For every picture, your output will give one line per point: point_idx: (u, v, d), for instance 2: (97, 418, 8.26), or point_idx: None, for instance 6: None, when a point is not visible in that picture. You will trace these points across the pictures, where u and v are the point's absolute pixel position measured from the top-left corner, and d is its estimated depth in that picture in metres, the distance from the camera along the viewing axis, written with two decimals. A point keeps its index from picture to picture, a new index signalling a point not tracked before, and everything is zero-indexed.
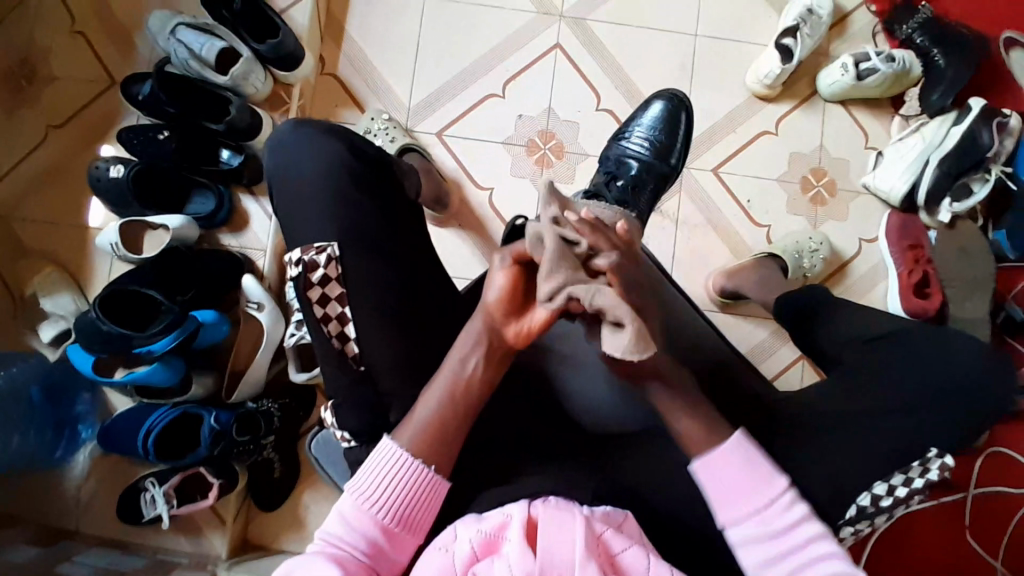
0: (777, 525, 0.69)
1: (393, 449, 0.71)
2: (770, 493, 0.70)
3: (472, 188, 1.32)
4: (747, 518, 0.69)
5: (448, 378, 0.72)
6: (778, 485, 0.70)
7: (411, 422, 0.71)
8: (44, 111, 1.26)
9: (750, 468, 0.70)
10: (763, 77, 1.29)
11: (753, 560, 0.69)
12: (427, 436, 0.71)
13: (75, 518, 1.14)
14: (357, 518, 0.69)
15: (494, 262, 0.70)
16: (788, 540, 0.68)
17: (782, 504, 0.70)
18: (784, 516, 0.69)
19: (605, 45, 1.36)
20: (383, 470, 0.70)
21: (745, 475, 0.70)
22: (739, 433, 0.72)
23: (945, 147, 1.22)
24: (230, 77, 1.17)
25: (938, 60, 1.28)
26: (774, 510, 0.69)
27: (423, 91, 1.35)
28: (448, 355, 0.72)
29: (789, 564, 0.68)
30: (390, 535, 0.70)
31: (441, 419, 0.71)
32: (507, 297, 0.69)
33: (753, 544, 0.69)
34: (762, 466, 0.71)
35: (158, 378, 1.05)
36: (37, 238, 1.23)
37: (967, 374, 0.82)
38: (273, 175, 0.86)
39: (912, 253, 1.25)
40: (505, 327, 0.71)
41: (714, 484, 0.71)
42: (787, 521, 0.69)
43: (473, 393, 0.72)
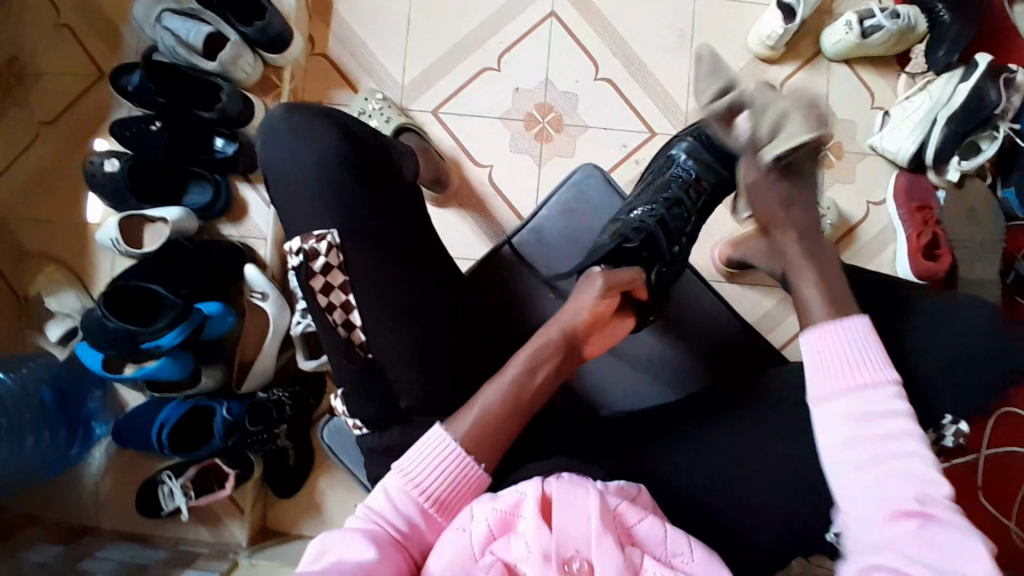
0: (877, 408, 0.61)
1: (445, 438, 0.70)
2: (876, 377, 0.63)
3: (471, 166, 1.30)
4: (845, 394, 0.63)
5: (512, 379, 0.74)
6: (890, 377, 0.63)
7: (466, 414, 0.72)
8: (33, 109, 1.24)
9: (862, 349, 0.65)
10: (765, 38, 1.26)
11: (839, 438, 0.61)
12: (480, 427, 0.71)
13: (95, 514, 1.16)
14: (400, 499, 0.67)
15: (590, 282, 0.80)
16: (879, 433, 0.60)
17: (886, 387, 0.62)
18: (887, 402, 0.62)
19: (602, 13, 1.32)
20: (435, 458, 0.69)
21: (855, 354, 0.65)
22: (859, 318, 0.67)
23: (954, 104, 1.19)
24: (218, 63, 1.15)
25: (943, 15, 1.23)
26: (873, 388, 0.62)
27: (417, 68, 1.32)
28: (519, 360, 0.76)
29: (876, 451, 0.60)
30: (429, 521, 0.67)
31: (497, 415, 0.72)
32: (594, 320, 0.79)
33: (842, 419, 0.62)
34: (872, 357, 0.64)
35: (167, 372, 1.05)
36: (35, 236, 1.22)
37: (981, 339, 0.80)
38: (269, 165, 0.84)
39: (921, 214, 1.23)
40: (586, 342, 0.80)
41: (826, 350, 0.66)
42: (884, 405, 0.61)
43: (532, 394, 0.75)
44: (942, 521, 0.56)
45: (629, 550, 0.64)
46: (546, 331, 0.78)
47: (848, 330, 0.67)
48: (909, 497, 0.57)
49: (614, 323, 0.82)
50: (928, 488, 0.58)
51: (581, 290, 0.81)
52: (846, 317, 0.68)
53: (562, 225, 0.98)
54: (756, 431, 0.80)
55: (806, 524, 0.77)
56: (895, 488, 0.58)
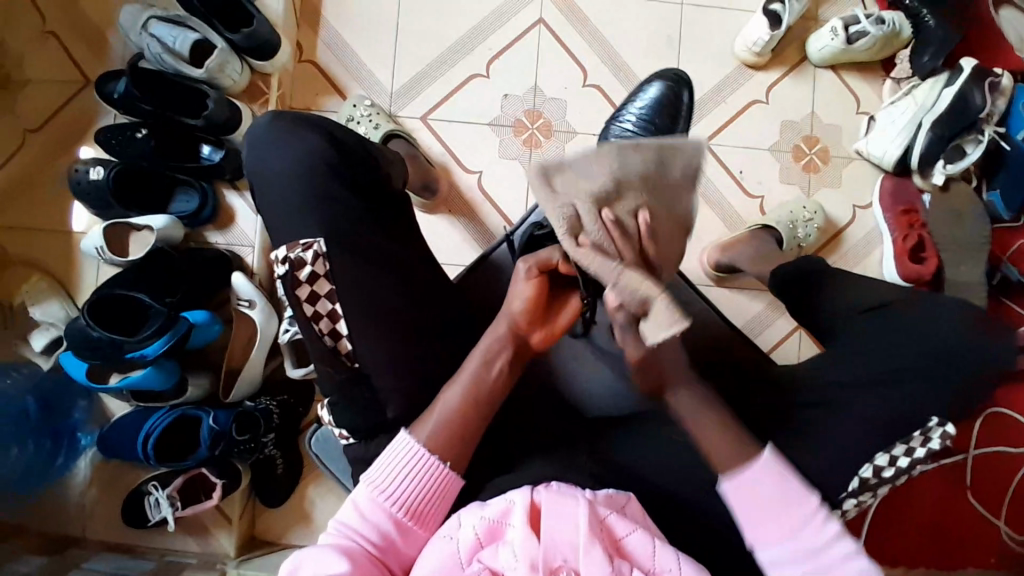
0: (816, 544, 0.67)
1: (408, 444, 0.71)
2: (805, 511, 0.68)
3: (459, 171, 1.30)
4: (784, 539, 0.67)
5: (468, 378, 0.74)
6: (812, 504, 0.68)
7: (429, 416, 0.72)
8: (18, 116, 1.23)
9: (784, 485, 0.69)
10: (752, 45, 1.26)
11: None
12: (445, 432, 0.71)
13: (80, 526, 1.14)
14: (372, 511, 0.68)
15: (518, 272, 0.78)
16: (826, 564, 0.66)
17: (816, 520, 0.68)
18: (822, 534, 0.67)
19: (590, 19, 1.33)
20: (401, 465, 0.70)
21: (781, 497, 0.69)
22: (767, 452, 0.70)
23: (937, 109, 1.20)
24: (205, 71, 1.14)
25: (928, 20, 1.24)
26: (807, 525, 0.68)
27: (405, 74, 1.32)
28: (473, 356, 0.75)
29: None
30: (401, 530, 0.68)
31: (460, 417, 0.72)
32: (534, 306, 0.76)
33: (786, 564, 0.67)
34: (795, 487, 0.69)
35: (151, 382, 1.04)
36: (21, 245, 1.20)
37: (966, 342, 0.81)
38: (254, 172, 0.83)
39: (907, 218, 1.25)
40: (534, 333, 0.78)
41: (751, 503, 0.69)
42: (823, 538, 0.67)
43: (487, 392, 0.74)
44: None
45: (618, 561, 0.64)
46: (495, 325, 0.77)
47: (763, 470, 0.69)
48: None
49: (561, 314, 0.80)
50: None
51: (513, 281, 0.78)
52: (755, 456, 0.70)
53: None
54: None
55: None
56: None
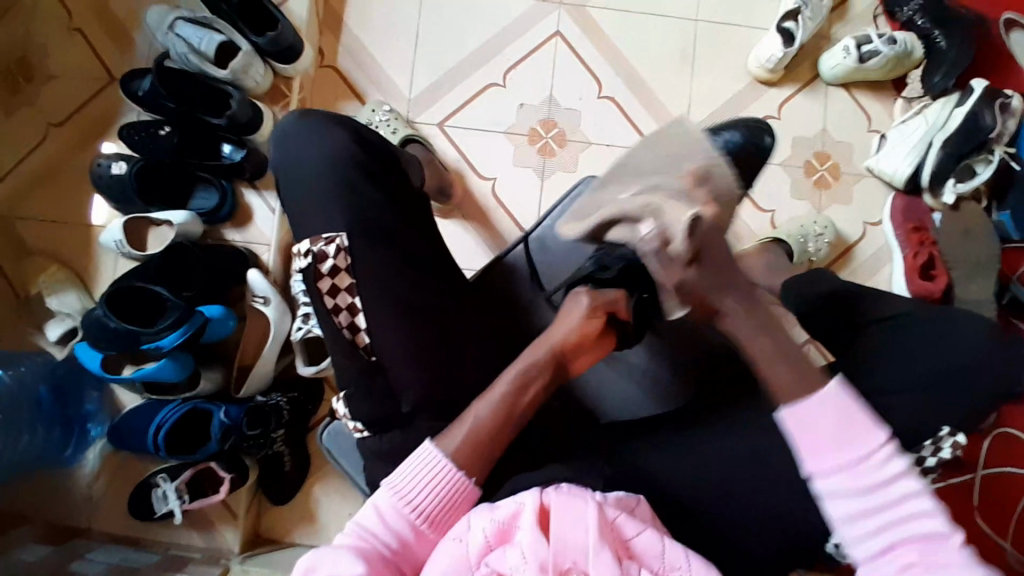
0: (878, 477, 0.65)
1: (435, 455, 0.71)
2: (871, 446, 0.65)
3: (474, 178, 1.32)
4: (842, 466, 0.65)
5: (502, 394, 0.75)
6: (879, 441, 0.66)
7: (457, 429, 0.73)
8: (42, 111, 1.25)
9: (846, 420, 0.66)
10: (765, 61, 1.29)
11: (842, 512, 0.65)
12: (470, 444, 0.72)
13: (86, 517, 1.14)
14: (390, 516, 0.68)
15: (574, 304, 0.81)
16: (880, 493, 0.65)
17: (879, 454, 0.65)
18: (882, 470, 0.65)
19: (605, 32, 1.35)
20: (425, 473, 0.70)
21: (844, 424, 0.66)
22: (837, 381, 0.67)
23: (949, 128, 1.21)
24: (230, 71, 1.16)
25: (939, 41, 1.26)
26: (866, 460, 0.65)
27: (424, 82, 1.35)
28: (507, 376, 0.76)
29: (884, 521, 0.64)
30: (418, 536, 0.68)
31: (489, 429, 0.73)
32: (583, 339, 0.79)
33: (841, 494, 0.65)
34: (862, 418, 0.67)
35: (165, 374, 1.05)
36: (42, 237, 1.22)
37: (975, 353, 0.82)
38: (280, 165, 0.85)
39: (918, 235, 1.25)
40: (573, 359, 0.80)
41: (808, 428, 0.67)
42: (880, 474, 0.65)
43: (517, 409, 0.75)
44: (951, 569, 0.62)
45: (626, 563, 0.64)
46: (534, 351, 0.79)
47: (830, 399, 0.67)
48: (921, 552, 0.63)
49: (599, 342, 0.82)
50: (938, 543, 0.63)
51: (567, 308, 0.82)
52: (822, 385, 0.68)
53: (564, 238, 0.97)
54: (754, 439, 0.80)
55: (803, 536, 0.77)
56: (906, 552, 0.63)
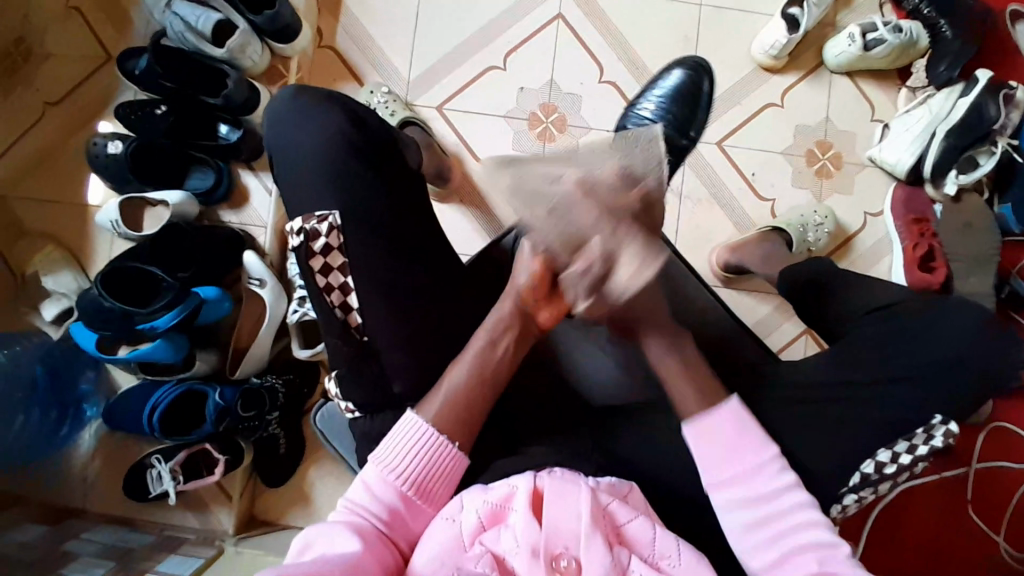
0: (766, 488, 0.70)
1: (416, 422, 0.71)
2: (760, 460, 0.71)
3: (473, 162, 1.31)
4: (736, 484, 0.71)
5: (473, 355, 0.76)
6: (767, 451, 0.72)
7: (434, 396, 0.73)
8: (37, 90, 1.24)
9: (743, 436, 0.72)
10: (768, 48, 1.27)
11: (736, 524, 0.70)
12: (450, 407, 0.73)
13: (82, 497, 1.14)
14: (380, 488, 0.68)
15: (524, 251, 0.79)
16: (767, 499, 0.70)
17: (771, 468, 0.71)
18: (772, 481, 0.70)
19: (607, 16, 1.34)
20: (409, 443, 0.71)
21: (739, 438, 0.72)
22: (729, 400, 0.73)
23: (953, 119, 1.20)
24: (227, 50, 1.15)
25: (945, 31, 1.24)
26: (760, 473, 0.71)
27: (423, 64, 1.33)
28: (477, 337, 0.77)
29: (776, 532, 0.68)
30: (409, 506, 0.69)
31: (465, 394, 0.74)
32: (537, 282, 0.77)
33: (738, 515, 0.70)
34: (753, 434, 0.72)
35: (160, 355, 1.04)
36: (35, 217, 1.21)
37: (973, 344, 0.81)
38: (276, 146, 0.84)
39: (918, 227, 1.24)
40: (535, 309, 0.79)
41: (707, 446, 0.72)
42: (769, 487, 0.70)
43: (489, 372, 0.75)
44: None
45: (617, 550, 0.64)
46: (501, 304, 0.79)
47: (723, 414, 0.73)
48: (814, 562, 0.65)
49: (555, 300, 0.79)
50: (828, 550, 0.67)
51: (519, 258, 0.80)
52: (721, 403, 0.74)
53: None
54: None
55: None
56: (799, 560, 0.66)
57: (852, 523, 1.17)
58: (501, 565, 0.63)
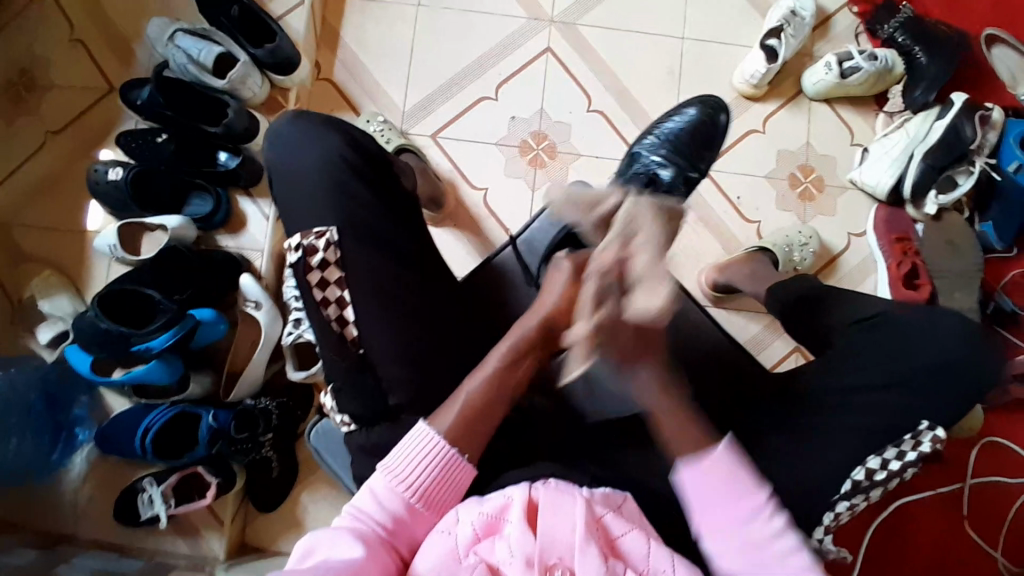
0: (762, 537, 0.70)
1: (428, 434, 0.72)
2: (751, 506, 0.71)
3: (466, 188, 1.34)
4: (731, 527, 0.70)
5: (493, 372, 0.77)
6: (763, 499, 0.71)
7: (451, 405, 0.74)
8: (41, 119, 1.27)
9: (736, 483, 0.71)
10: (749, 77, 1.32)
11: (731, 564, 0.70)
12: (465, 417, 0.73)
13: (72, 523, 1.13)
14: (387, 499, 0.69)
15: (558, 269, 0.80)
16: (762, 548, 0.70)
17: (766, 513, 0.70)
18: (764, 527, 0.70)
19: (595, 48, 1.39)
20: (418, 458, 0.71)
21: (729, 487, 0.71)
22: (725, 443, 0.72)
23: (929, 140, 1.25)
24: (227, 81, 1.18)
25: (920, 58, 1.31)
26: (755, 520, 0.70)
27: (417, 95, 1.38)
28: (498, 354, 0.78)
29: (767, 571, 0.69)
30: (414, 514, 0.69)
31: (481, 405, 0.75)
32: (566, 306, 0.79)
33: (730, 550, 0.70)
34: (748, 481, 0.71)
35: (155, 376, 1.05)
36: (34, 242, 1.23)
37: (952, 350, 0.84)
38: (275, 165, 0.86)
39: (900, 245, 1.27)
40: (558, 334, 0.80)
41: (701, 484, 0.71)
42: (768, 533, 0.70)
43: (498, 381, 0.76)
44: None
45: (612, 561, 0.64)
46: (523, 324, 0.79)
47: (718, 461, 0.72)
48: None
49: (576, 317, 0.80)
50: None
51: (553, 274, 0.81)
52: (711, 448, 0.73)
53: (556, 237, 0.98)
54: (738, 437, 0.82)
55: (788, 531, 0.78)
56: None
57: (848, 539, 1.17)
58: (495, 572, 0.64)
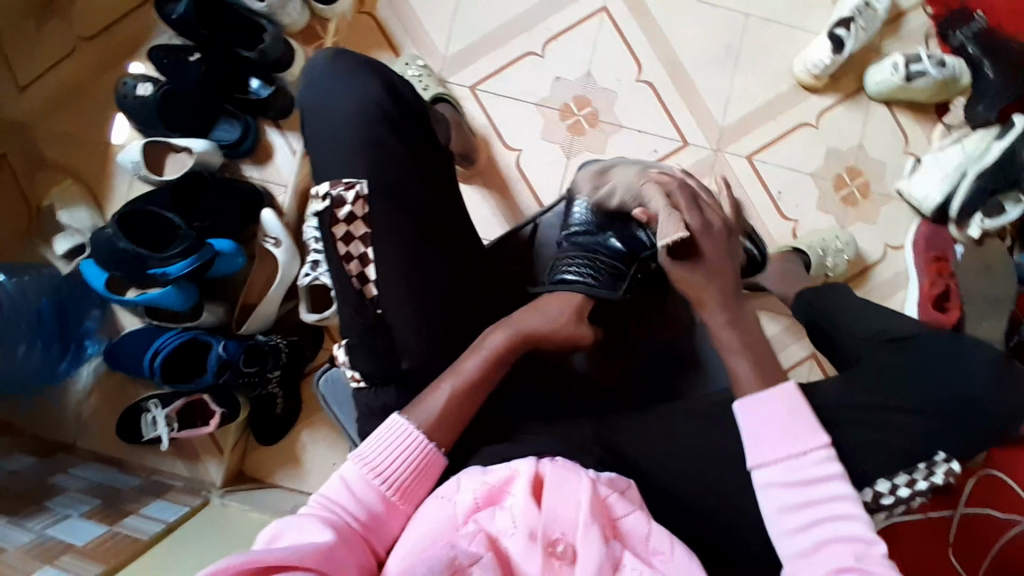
0: (809, 475, 0.69)
1: (404, 425, 0.71)
2: (806, 446, 0.70)
3: (500, 146, 1.30)
4: (776, 462, 0.70)
5: (464, 376, 0.73)
6: (818, 442, 0.70)
7: (424, 402, 0.72)
8: (74, 21, 1.22)
9: (792, 416, 0.71)
10: (811, 65, 1.26)
11: (773, 503, 0.69)
12: (440, 422, 0.72)
13: (74, 433, 1.16)
14: (359, 488, 0.68)
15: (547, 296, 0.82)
16: (809, 476, 0.69)
17: (816, 454, 0.70)
18: (817, 467, 0.69)
19: (652, 15, 1.32)
20: (392, 444, 0.70)
21: (786, 423, 0.71)
22: (789, 385, 0.73)
23: (986, 161, 1.17)
24: (268, 4, 1.13)
25: (987, 70, 1.21)
26: (804, 457, 0.70)
27: (461, 42, 1.32)
28: (476, 358, 0.75)
29: (814, 516, 0.67)
30: (387, 507, 0.68)
31: (454, 410, 0.72)
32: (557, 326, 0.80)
33: (777, 483, 0.69)
34: (805, 421, 0.72)
35: (170, 301, 1.05)
36: (56, 149, 1.21)
37: (980, 385, 0.81)
38: (310, 105, 0.82)
39: (937, 265, 1.23)
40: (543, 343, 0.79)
41: (754, 421, 0.72)
42: (816, 472, 0.69)
43: (477, 384, 0.73)
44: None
45: (613, 542, 0.64)
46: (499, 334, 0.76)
47: (775, 396, 0.72)
48: (851, 556, 0.64)
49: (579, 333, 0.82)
50: (863, 546, 0.65)
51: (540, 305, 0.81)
52: (777, 385, 0.74)
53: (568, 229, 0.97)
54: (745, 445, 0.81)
55: None
56: (833, 550, 0.65)
57: None
58: (494, 544, 0.64)
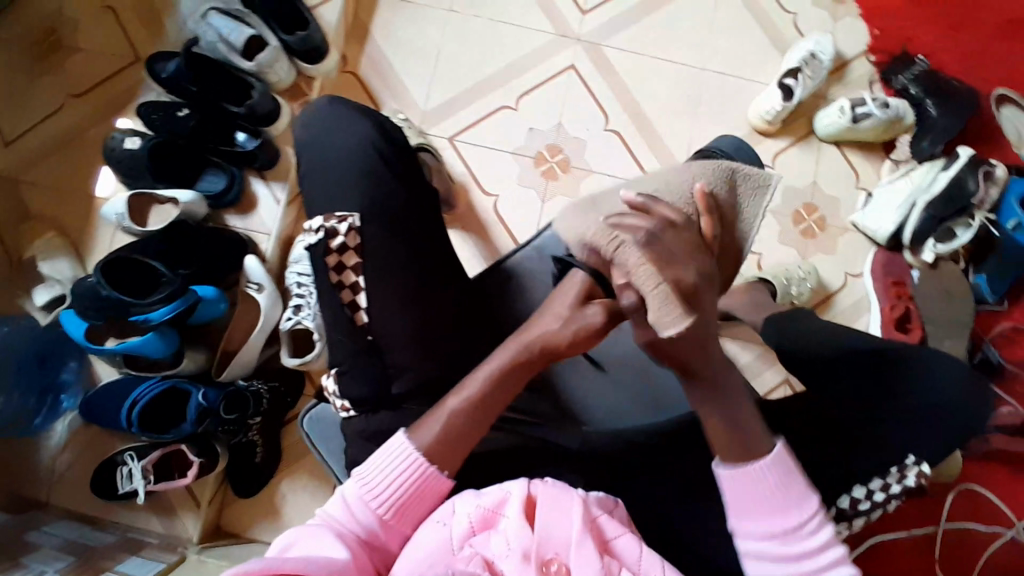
0: (804, 548, 0.67)
1: (405, 445, 0.71)
2: (801, 517, 0.67)
3: (477, 192, 1.36)
4: (767, 537, 0.67)
5: (473, 391, 0.73)
6: (809, 513, 0.68)
7: (431, 422, 0.72)
8: (62, 81, 1.27)
9: (786, 484, 0.68)
10: (763, 113, 1.35)
11: None
12: (445, 441, 0.71)
13: (47, 490, 1.12)
14: (358, 508, 0.69)
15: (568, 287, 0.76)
16: (802, 554, 0.67)
17: (806, 529, 0.67)
18: (810, 540, 0.67)
19: (617, 70, 1.42)
20: (391, 466, 0.70)
21: (772, 497, 0.67)
22: (776, 449, 0.68)
23: (933, 190, 1.27)
24: (256, 63, 1.19)
25: (930, 110, 1.34)
26: (797, 533, 0.67)
27: (439, 96, 1.39)
28: (484, 371, 0.74)
29: None
30: (386, 527, 0.69)
31: (461, 428, 0.72)
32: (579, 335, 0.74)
33: (766, 555, 0.67)
34: (797, 486, 0.68)
35: (151, 348, 1.04)
36: (38, 202, 1.23)
37: (944, 391, 0.85)
38: (301, 146, 0.87)
39: (896, 289, 1.30)
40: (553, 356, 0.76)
41: (740, 494, 0.68)
42: (809, 547, 0.67)
43: (489, 393, 0.73)
44: None
45: (608, 559, 0.64)
46: (506, 347, 0.75)
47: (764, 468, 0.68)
48: None
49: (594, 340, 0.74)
50: None
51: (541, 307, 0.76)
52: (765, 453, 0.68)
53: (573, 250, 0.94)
54: None
55: None
56: None
57: None
58: (490, 567, 0.64)
